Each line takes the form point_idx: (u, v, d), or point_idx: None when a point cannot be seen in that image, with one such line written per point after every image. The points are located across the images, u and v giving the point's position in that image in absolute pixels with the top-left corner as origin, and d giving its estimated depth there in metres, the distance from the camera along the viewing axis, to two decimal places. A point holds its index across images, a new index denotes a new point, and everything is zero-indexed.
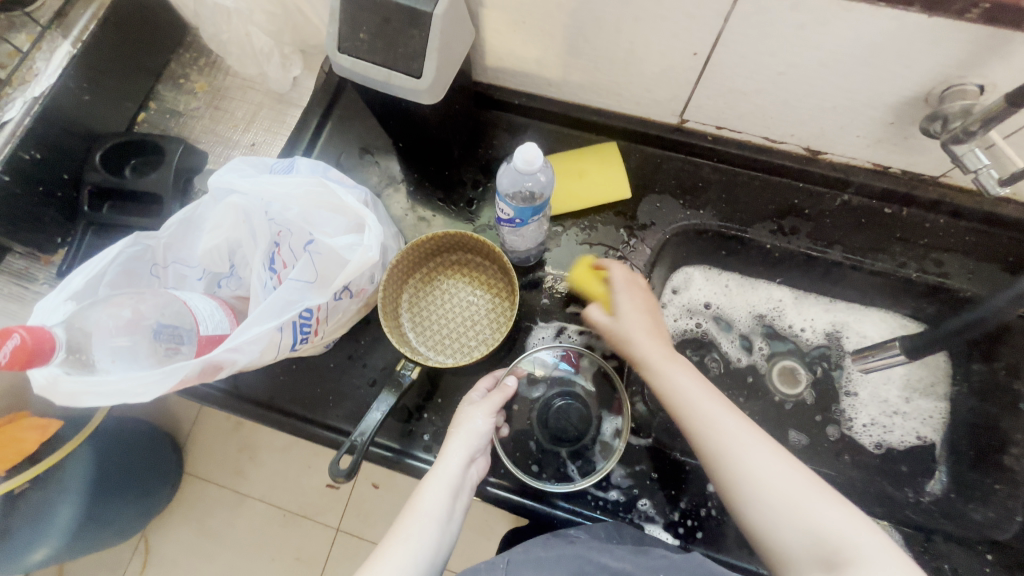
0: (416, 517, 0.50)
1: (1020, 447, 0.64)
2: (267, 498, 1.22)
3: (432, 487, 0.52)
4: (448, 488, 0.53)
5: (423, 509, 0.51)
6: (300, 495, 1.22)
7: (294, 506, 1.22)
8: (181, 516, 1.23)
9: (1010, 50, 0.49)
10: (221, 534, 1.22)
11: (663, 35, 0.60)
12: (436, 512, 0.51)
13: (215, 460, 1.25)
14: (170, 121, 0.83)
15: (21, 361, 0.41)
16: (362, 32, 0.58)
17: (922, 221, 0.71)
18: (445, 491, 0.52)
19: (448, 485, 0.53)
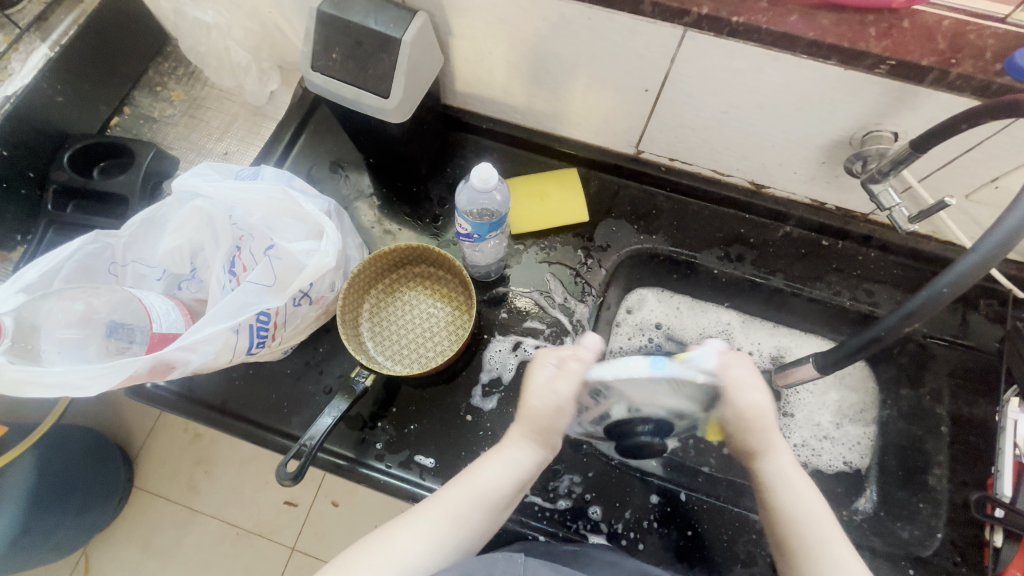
0: (462, 491, 0.54)
1: (941, 468, 0.68)
2: (220, 513, 1.20)
3: (488, 469, 0.55)
4: (507, 472, 0.55)
5: (475, 484, 0.54)
6: (254, 511, 1.20)
7: (247, 523, 1.20)
8: (127, 531, 1.19)
9: (916, 102, 0.55)
10: (168, 551, 1.18)
11: (617, 71, 0.65)
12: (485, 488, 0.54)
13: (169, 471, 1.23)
14: (144, 126, 0.85)
15: None
16: (335, 52, 0.61)
17: (855, 254, 0.77)
18: (504, 472, 0.55)
19: (507, 470, 0.55)
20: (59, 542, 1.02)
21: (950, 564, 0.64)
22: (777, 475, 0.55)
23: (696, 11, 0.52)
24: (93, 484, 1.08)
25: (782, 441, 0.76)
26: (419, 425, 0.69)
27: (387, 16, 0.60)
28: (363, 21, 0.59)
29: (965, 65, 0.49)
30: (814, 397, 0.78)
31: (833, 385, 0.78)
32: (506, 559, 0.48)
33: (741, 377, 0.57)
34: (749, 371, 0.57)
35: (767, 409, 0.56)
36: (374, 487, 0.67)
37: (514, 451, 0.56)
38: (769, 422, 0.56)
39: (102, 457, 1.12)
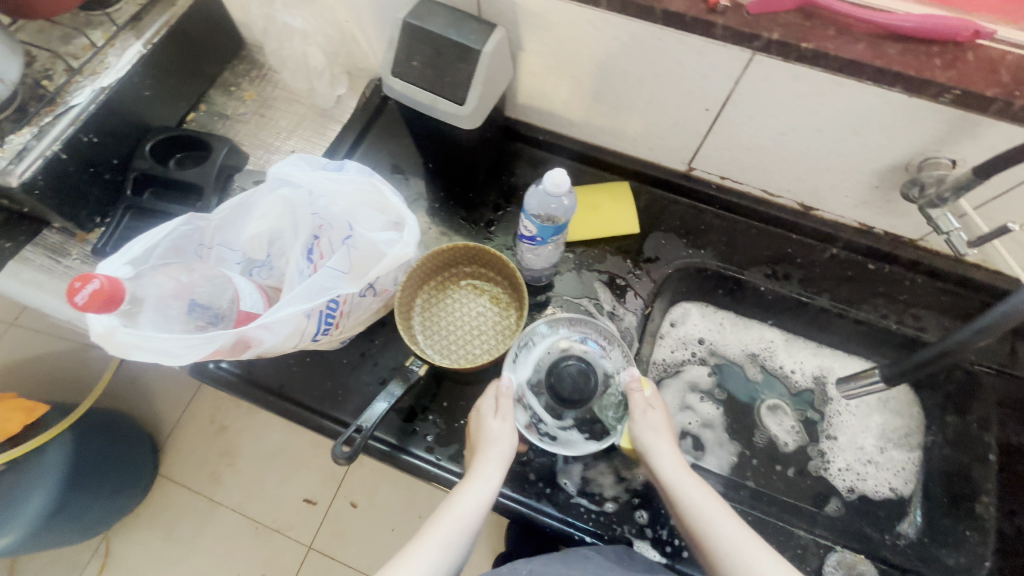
0: (447, 518, 0.54)
1: (989, 495, 0.68)
2: (241, 506, 1.26)
3: (466, 493, 0.56)
4: (484, 493, 0.56)
5: (456, 507, 0.55)
6: (275, 507, 1.26)
7: (266, 518, 1.25)
8: (147, 518, 1.26)
9: (977, 132, 0.57)
10: (189, 542, 1.24)
11: (679, 91, 0.68)
12: (468, 512, 0.54)
13: (195, 461, 1.30)
14: (217, 123, 0.90)
15: (103, 301, 0.45)
16: (415, 60, 0.65)
17: (902, 278, 0.78)
18: (481, 494, 0.56)
19: (484, 489, 0.56)
20: (87, 520, 1.08)
21: None
22: (682, 487, 0.56)
23: (766, 36, 0.55)
24: (117, 467, 1.14)
25: (822, 462, 0.77)
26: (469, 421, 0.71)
27: (467, 28, 0.64)
28: (445, 32, 0.63)
29: None
30: (857, 420, 0.79)
31: (876, 408, 0.79)
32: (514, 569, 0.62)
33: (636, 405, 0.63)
34: (641, 402, 0.62)
35: (660, 429, 0.61)
36: (422, 477, 0.69)
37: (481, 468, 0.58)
38: (659, 438, 0.60)
39: (128, 443, 1.19)
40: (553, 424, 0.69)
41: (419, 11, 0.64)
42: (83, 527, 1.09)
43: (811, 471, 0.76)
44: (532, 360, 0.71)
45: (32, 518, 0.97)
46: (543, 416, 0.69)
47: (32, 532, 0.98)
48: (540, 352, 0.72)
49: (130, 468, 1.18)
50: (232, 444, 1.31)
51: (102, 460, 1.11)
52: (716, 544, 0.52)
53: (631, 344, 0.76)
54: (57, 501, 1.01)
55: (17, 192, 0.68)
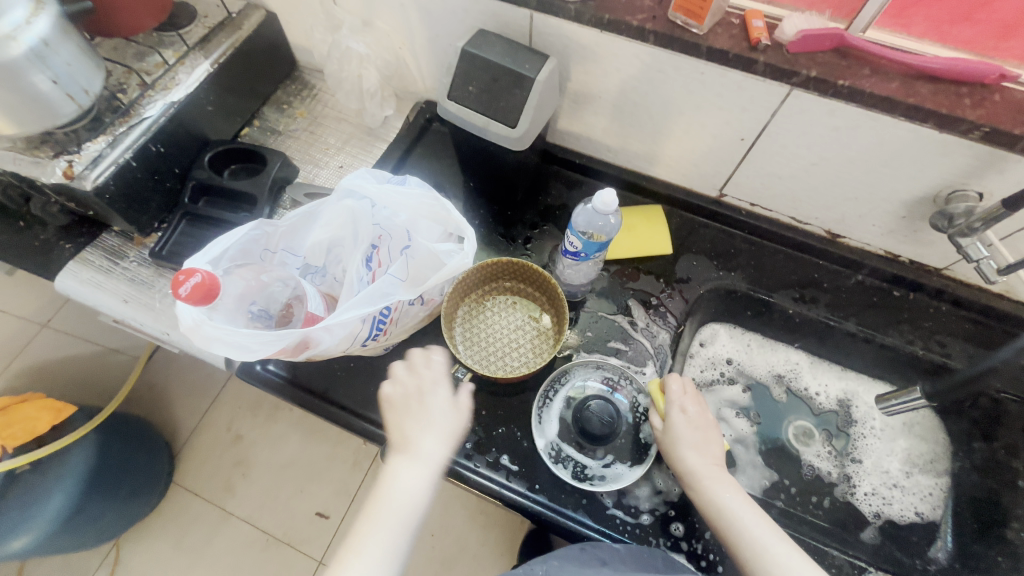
0: (396, 504, 0.58)
1: (1020, 521, 0.67)
2: (252, 518, 1.26)
3: (405, 477, 0.59)
4: (422, 471, 0.60)
5: (399, 489, 0.59)
6: (287, 519, 1.26)
7: (278, 531, 1.25)
8: (160, 525, 1.26)
9: (1005, 167, 0.60)
10: (199, 552, 1.23)
11: (717, 121, 0.72)
12: (414, 494, 0.59)
13: (209, 470, 1.31)
14: (269, 137, 0.95)
15: (201, 295, 0.49)
16: (471, 85, 0.70)
17: (927, 306, 0.80)
18: (422, 474, 0.60)
19: (421, 470, 0.60)
20: (102, 526, 1.09)
21: None
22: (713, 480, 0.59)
23: (805, 73, 0.60)
24: (133, 473, 1.15)
25: (847, 484, 0.78)
26: (507, 430, 0.73)
27: (522, 58, 0.69)
28: (501, 60, 0.68)
29: None
30: (882, 444, 0.81)
31: (900, 433, 0.81)
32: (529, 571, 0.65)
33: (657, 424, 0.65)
34: (690, 401, 0.64)
35: (688, 437, 0.63)
36: (460, 483, 0.70)
37: (417, 449, 0.61)
38: (689, 446, 0.62)
39: (148, 450, 1.20)
40: (597, 465, 0.71)
41: (477, 41, 0.69)
42: (98, 532, 1.09)
43: (836, 496, 0.77)
44: (555, 416, 0.75)
45: (50, 520, 0.98)
46: (584, 461, 0.71)
47: (49, 534, 0.98)
48: (561, 406, 0.75)
49: (147, 474, 1.18)
50: (247, 454, 1.32)
51: (120, 465, 1.11)
52: (739, 544, 0.56)
53: (664, 361, 0.78)
54: (75, 503, 1.02)
55: (90, 195, 0.71)
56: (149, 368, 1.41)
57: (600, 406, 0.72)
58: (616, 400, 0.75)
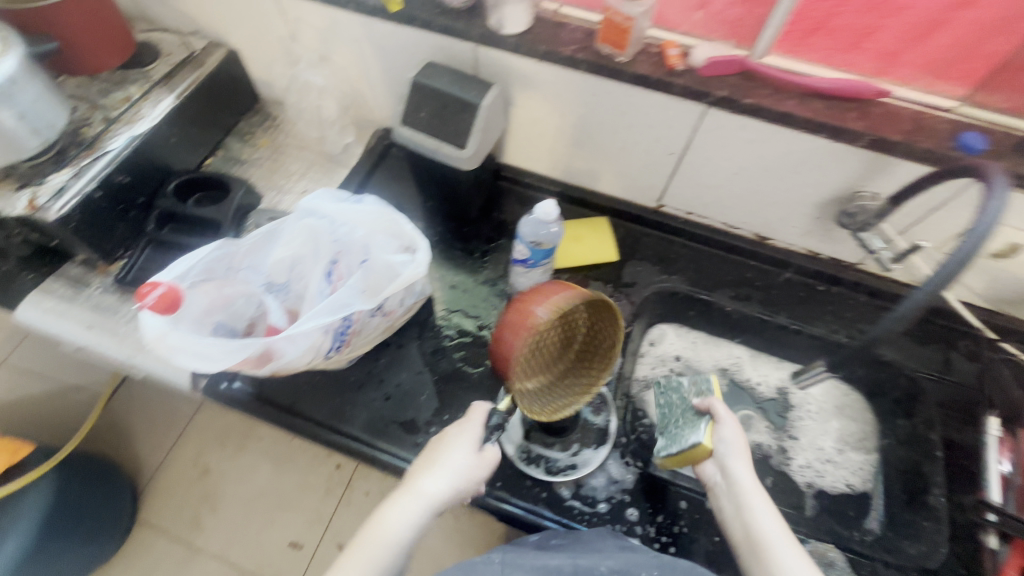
0: (376, 531, 0.56)
1: (939, 487, 0.74)
2: (223, 554, 1.23)
3: (396, 512, 0.57)
4: (420, 509, 0.58)
5: (385, 521, 0.57)
6: (259, 552, 1.24)
7: (249, 565, 1.23)
8: (123, 567, 1.22)
9: (891, 169, 0.69)
10: None
11: (648, 138, 0.80)
12: (397, 526, 0.56)
13: (172, 507, 1.28)
14: (233, 166, 0.98)
15: (165, 304, 0.57)
16: (423, 112, 0.76)
17: (848, 298, 0.88)
18: (415, 511, 0.58)
19: (428, 502, 0.59)
20: (60, 567, 1.05)
21: None
22: (752, 496, 0.59)
23: (717, 93, 0.68)
24: (95, 512, 1.11)
25: (783, 459, 0.83)
26: None
27: (469, 86, 0.75)
28: (449, 89, 0.74)
29: (926, 142, 0.64)
30: (817, 424, 0.86)
31: (834, 414, 0.87)
32: (484, 561, 0.59)
33: (722, 414, 0.65)
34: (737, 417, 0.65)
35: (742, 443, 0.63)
36: None
37: (415, 482, 0.60)
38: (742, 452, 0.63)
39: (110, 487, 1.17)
40: (566, 456, 0.75)
41: (427, 72, 0.76)
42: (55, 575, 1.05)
43: (771, 465, 0.83)
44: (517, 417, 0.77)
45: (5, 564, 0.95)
46: (550, 455, 0.75)
47: None
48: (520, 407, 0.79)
49: (109, 513, 1.15)
50: (215, 488, 1.30)
51: (81, 504, 1.08)
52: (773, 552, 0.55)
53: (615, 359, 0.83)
54: (32, 546, 0.98)
55: (53, 225, 0.74)
56: (111, 403, 1.38)
57: None
58: None
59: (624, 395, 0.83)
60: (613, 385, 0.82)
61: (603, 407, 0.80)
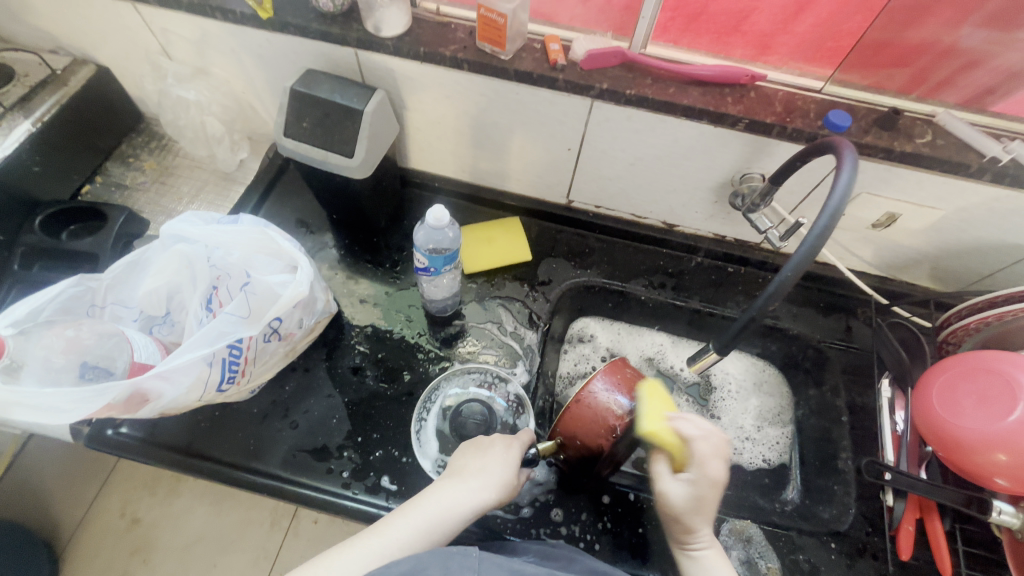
0: (420, 508, 0.54)
1: (846, 452, 0.77)
2: None
3: (445, 494, 0.56)
4: (468, 500, 0.56)
5: (430, 500, 0.55)
6: None
7: None
8: None
9: (772, 150, 0.71)
10: None
11: (545, 135, 0.79)
12: (440, 508, 0.54)
13: (99, 567, 1.08)
14: (114, 193, 0.90)
15: None
16: (305, 122, 0.73)
17: (756, 277, 0.91)
18: (459, 497, 0.56)
19: (475, 491, 0.57)
20: None
21: (864, 535, 0.70)
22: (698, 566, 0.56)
23: (599, 86, 0.68)
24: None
25: None
26: (384, 452, 0.73)
27: (350, 92, 0.73)
28: (330, 97, 0.71)
29: (797, 122, 0.67)
30: (738, 404, 0.88)
31: (753, 392, 0.89)
32: (461, 553, 0.48)
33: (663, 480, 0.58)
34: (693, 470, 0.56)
35: (699, 502, 0.55)
36: (339, 514, 0.69)
37: (461, 470, 0.59)
38: (695, 513, 0.56)
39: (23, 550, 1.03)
40: None
41: (307, 81, 0.73)
42: None
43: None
44: (429, 433, 0.75)
45: None
46: None
47: None
48: (437, 423, 0.76)
49: None
50: (146, 538, 1.11)
51: None
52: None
53: (534, 360, 0.82)
54: None
55: None
56: None
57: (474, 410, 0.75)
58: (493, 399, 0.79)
59: (546, 395, 0.83)
60: (531, 386, 0.80)
61: (523, 409, 0.77)
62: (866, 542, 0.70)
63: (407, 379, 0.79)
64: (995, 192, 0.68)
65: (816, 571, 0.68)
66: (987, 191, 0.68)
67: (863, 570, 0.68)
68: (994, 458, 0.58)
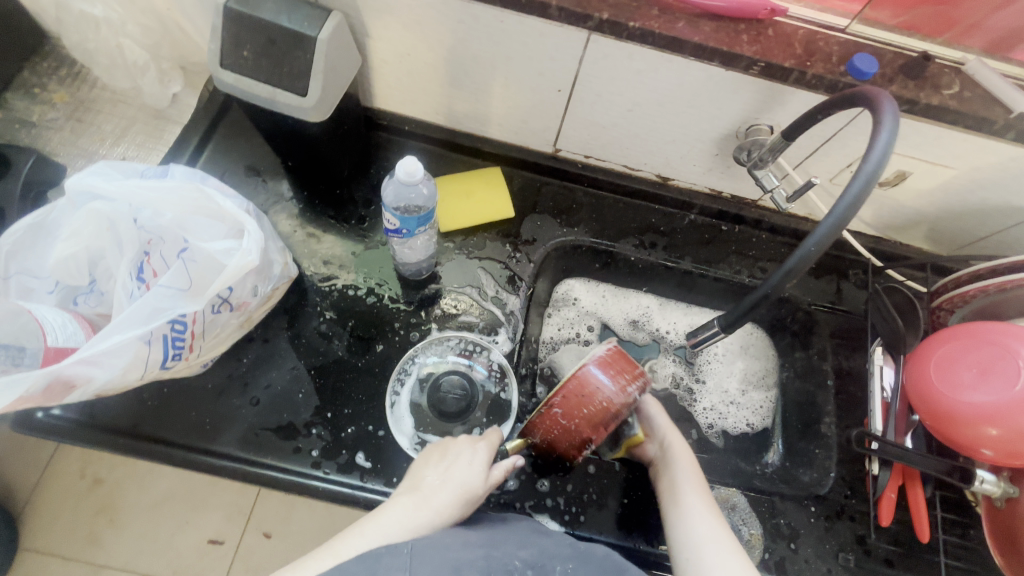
0: (378, 526, 0.49)
1: (830, 416, 0.77)
2: (128, 566, 1.00)
3: (400, 509, 0.51)
4: (425, 512, 0.51)
5: (388, 518, 0.50)
6: (172, 556, 1.02)
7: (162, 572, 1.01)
8: None
9: (785, 99, 0.64)
10: None
11: (531, 73, 0.69)
12: (400, 526, 0.49)
13: (61, 530, 1.02)
14: (20, 131, 0.76)
15: None
16: (245, 50, 0.60)
17: (750, 236, 0.85)
18: (419, 514, 0.51)
19: (436, 504, 0.52)
20: None
21: (843, 497, 0.71)
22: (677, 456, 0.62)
23: (598, 16, 0.58)
24: None
25: (689, 403, 0.84)
26: (357, 428, 0.68)
27: (300, 14, 0.60)
28: (275, 19, 0.59)
29: (818, 66, 0.59)
30: (724, 366, 0.86)
31: (739, 355, 0.87)
32: (390, 553, 0.41)
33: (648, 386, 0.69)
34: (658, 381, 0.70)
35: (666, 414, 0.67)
36: (309, 495, 0.64)
37: (421, 484, 0.54)
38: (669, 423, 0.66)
39: None
40: None
41: None
42: None
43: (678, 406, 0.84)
44: (402, 410, 0.70)
45: None
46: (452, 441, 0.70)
47: None
48: (411, 396, 0.71)
49: None
50: (112, 498, 1.04)
51: None
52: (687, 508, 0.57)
53: (517, 326, 0.77)
54: None
55: None
56: None
57: (454, 382, 0.70)
58: (472, 368, 0.74)
59: (528, 362, 0.79)
60: (514, 354, 0.76)
61: (506, 378, 0.74)
62: (844, 504, 0.71)
63: (380, 349, 0.73)
64: (1014, 150, 0.63)
65: (796, 533, 0.69)
66: (1006, 149, 0.63)
67: (840, 530, 0.70)
68: (984, 432, 0.58)
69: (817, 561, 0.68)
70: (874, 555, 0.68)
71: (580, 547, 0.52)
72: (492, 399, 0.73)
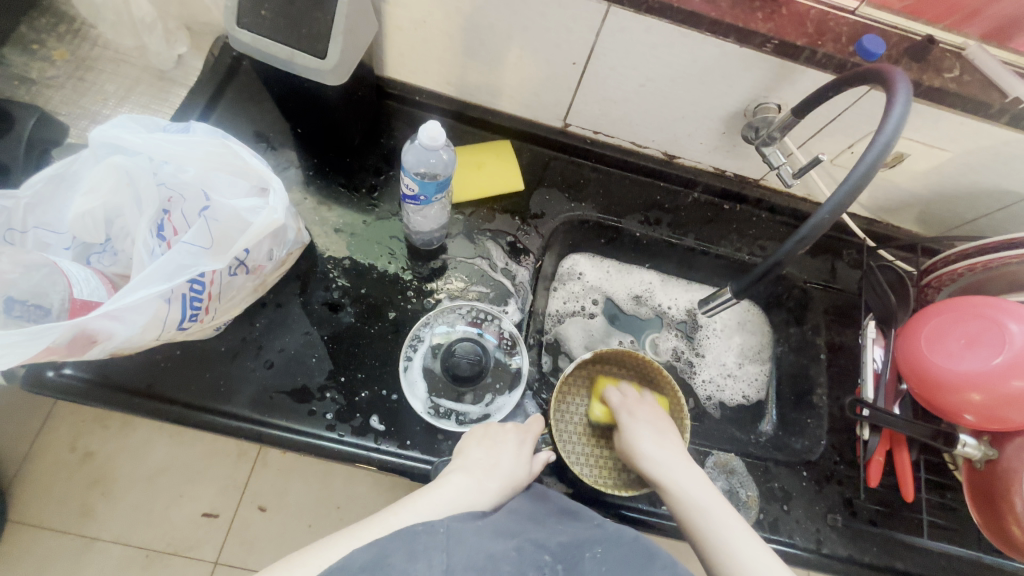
0: (431, 500, 0.54)
1: (821, 387, 0.81)
2: (124, 537, 1.00)
3: (452, 486, 0.56)
4: (474, 488, 0.57)
5: (443, 495, 0.55)
6: (169, 527, 1.02)
7: (161, 542, 1.01)
8: None
9: (795, 77, 0.66)
10: None
11: (547, 45, 0.69)
12: (455, 502, 0.54)
13: (55, 500, 1.01)
14: (20, 88, 0.74)
15: None
16: (264, 9, 0.60)
17: (751, 215, 0.88)
18: (471, 491, 0.57)
19: (482, 484, 0.58)
20: None
21: (832, 463, 0.76)
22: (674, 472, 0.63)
23: None
24: None
25: (688, 375, 0.88)
26: (370, 392, 0.69)
27: None
28: None
29: (828, 46, 0.61)
30: (722, 341, 0.90)
31: (737, 330, 0.90)
32: (427, 531, 0.45)
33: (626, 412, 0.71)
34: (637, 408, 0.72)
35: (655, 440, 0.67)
36: (323, 456, 0.66)
37: (471, 464, 0.60)
38: (662, 447, 0.65)
39: None
40: (477, 407, 0.72)
41: None
42: None
43: (678, 377, 0.87)
44: (415, 375, 0.71)
45: None
46: (463, 405, 0.72)
47: None
48: (423, 362, 0.72)
49: None
50: (107, 469, 1.03)
51: None
52: (708, 521, 0.58)
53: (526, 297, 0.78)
54: None
55: None
56: None
57: (466, 349, 0.72)
58: (483, 336, 0.76)
59: (536, 332, 0.80)
60: (523, 325, 0.77)
61: (516, 347, 0.75)
62: (833, 469, 0.75)
63: (392, 317, 0.73)
64: (1007, 134, 0.66)
65: (789, 496, 0.73)
66: (1000, 134, 0.66)
67: (829, 493, 0.74)
68: (968, 397, 0.61)
69: (807, 521, 0.72)
70: (860, 516, 0.73)
71: (610, 529, 0.53)
72: (502, 367, 0.75)
